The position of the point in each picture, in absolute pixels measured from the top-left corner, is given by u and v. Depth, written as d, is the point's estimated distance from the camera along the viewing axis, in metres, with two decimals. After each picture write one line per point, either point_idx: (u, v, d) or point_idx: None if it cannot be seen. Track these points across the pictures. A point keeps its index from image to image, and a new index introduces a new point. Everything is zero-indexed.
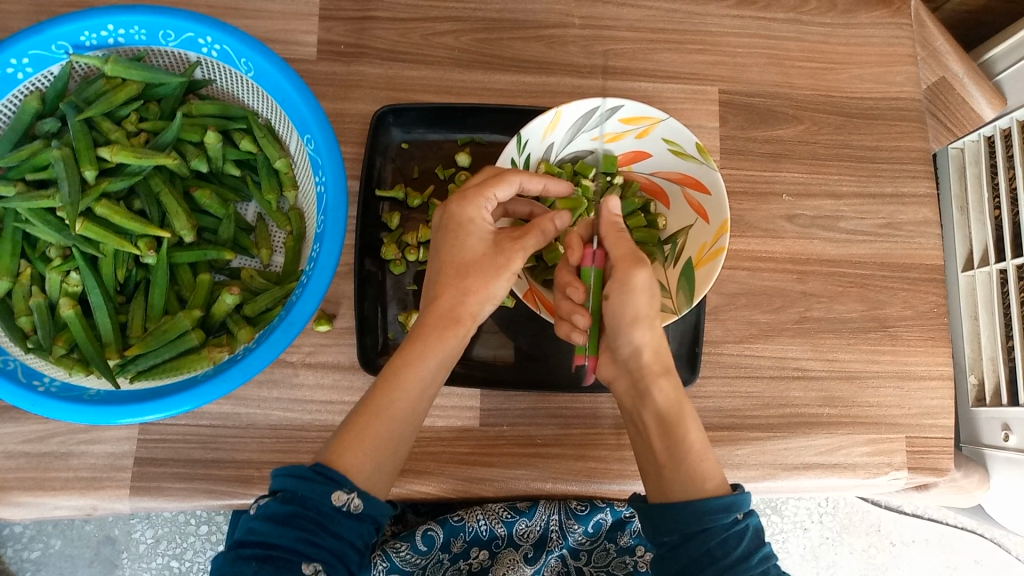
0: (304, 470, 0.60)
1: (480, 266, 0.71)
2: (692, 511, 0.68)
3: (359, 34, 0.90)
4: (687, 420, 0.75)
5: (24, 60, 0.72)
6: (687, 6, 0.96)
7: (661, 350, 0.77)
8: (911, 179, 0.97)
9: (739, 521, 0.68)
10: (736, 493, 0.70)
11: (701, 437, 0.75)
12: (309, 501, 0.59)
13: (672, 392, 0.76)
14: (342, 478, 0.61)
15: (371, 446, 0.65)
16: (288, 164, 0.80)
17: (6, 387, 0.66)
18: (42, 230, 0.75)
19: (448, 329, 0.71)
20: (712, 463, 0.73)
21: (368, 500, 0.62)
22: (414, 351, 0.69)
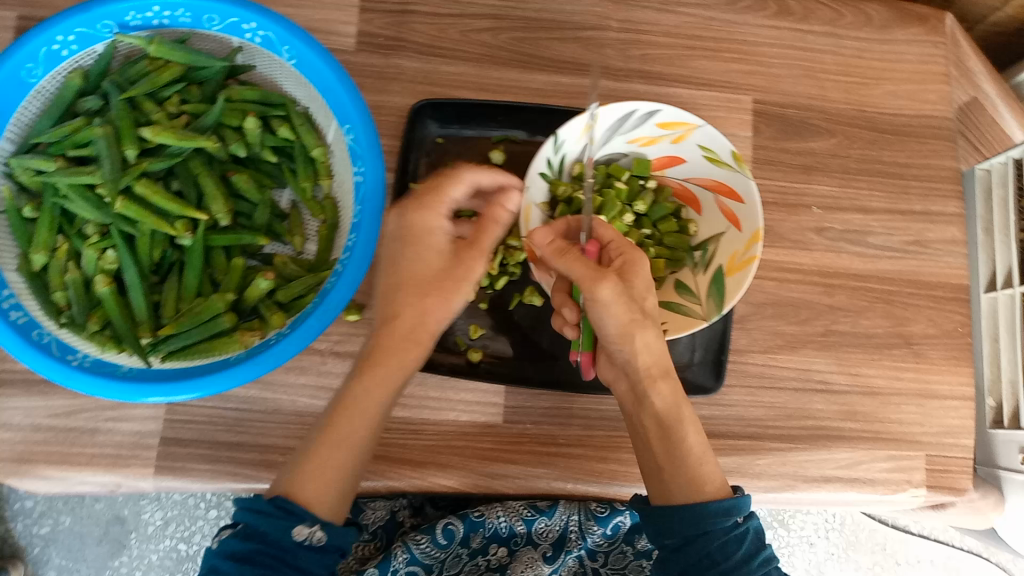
0: (264, 505, 0.66)
1: (435, 283, 0.72)
2: (694, 515, 0.69)
3: (398, 27, 0.90)
4: (686, 425, 0.73)
5: (70, 37, 0.72)
6: (724, 14, 0.96)
7: (656, 351, 0.72)
8: (941, 198, 0.97)
9: (737, 524, 0.70)
10: (735, 497, 0.71)
11: (700, 440, 0.73)
12: (270, 536, 0.65)
13: (671, 395, 0.73)
14: (301, 510, 0.66)
15: (332, 474, 0.69)
16: (325, 153, 0.79)
17: (40, 360, 0.67)
18: (81, 206, 0.76)
19: (406, 348, 0.72)
20: (711, 467, 0.72)
21: (330, 531, 0.67)
22: (372, 377, 0.71)
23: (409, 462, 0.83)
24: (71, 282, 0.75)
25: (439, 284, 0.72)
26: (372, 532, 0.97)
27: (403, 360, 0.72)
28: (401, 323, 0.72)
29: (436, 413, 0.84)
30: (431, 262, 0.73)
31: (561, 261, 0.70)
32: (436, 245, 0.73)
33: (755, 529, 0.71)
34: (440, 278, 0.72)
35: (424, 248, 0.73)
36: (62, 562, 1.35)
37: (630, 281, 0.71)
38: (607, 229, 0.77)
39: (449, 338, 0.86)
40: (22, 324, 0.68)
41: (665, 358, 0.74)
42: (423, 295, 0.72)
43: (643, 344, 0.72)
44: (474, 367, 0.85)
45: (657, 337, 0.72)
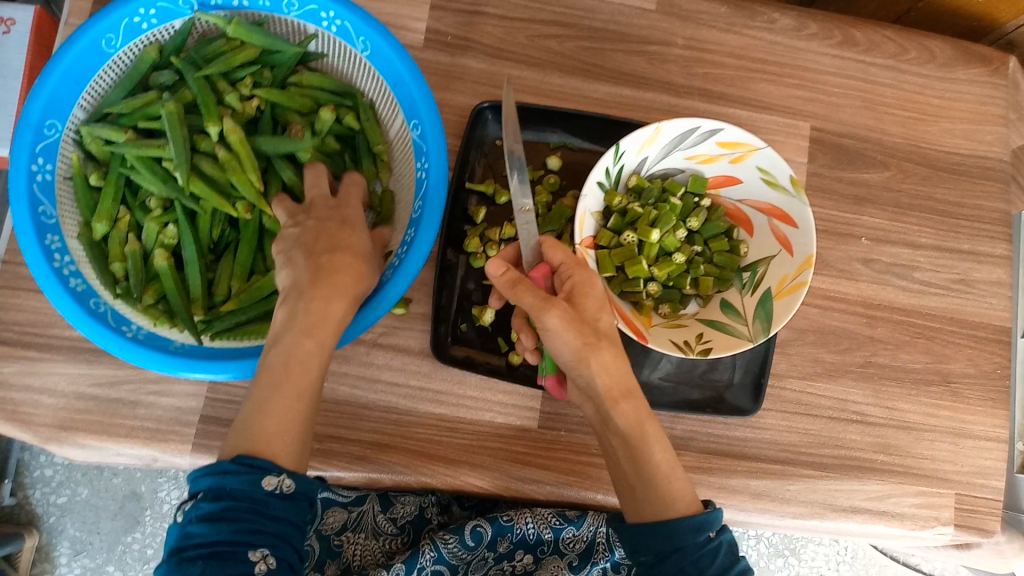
0: (228, 465, 0.58)
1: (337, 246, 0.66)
2: (664, 531, 0.66)
3: (466, 27, 0.90)
4: (652, 441, 0.70)
5: (151, 11, 0.73)
6: (789, 39, 0.96)
7: (615, 373, 0.71)
8: (989, 240, 0.97)
9: (710, 539, 0.67)
10: (708, 511, 0.68)
11: (669, 456, 0.70)
12: (239, 493, 0.57)
13: (633, 414, 0.70)
14: (267, 462, 0.58)
15: (285, 424, 0.61)
16: (387, 148, 0.81)
17: (97, 330, 0.67)
18: (147, 178, 0.78)
19: (337, 299, 0.64)
20: (683, 482, 0.70)
21: (298, 479, 0.60)
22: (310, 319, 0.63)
23: (443, 459, 0.83)
24: (131, 254, 0.77)
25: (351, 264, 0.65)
26: (398, 526, 0.99)
27: (337, 311, 0.64)
28: (342, 280, 0.65)
29: (472, 412, 0.84)
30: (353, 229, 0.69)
31: (510, 292, 0.70)
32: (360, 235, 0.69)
33: (728, 542, 0.68)
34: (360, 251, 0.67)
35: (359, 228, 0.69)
36: (74, 533, 1.35)
37: (579, 306, 0.71)
38: (555, 252, 0.73)
39: (491, 339, 0.86)
40: (80, 292, 0.68)
41: (626, 378, 0.72)
42: (344, 254, 0.66)
43: (599, 367, 0.70)
44: (513, 370, 0.85)
45: (616, 360, 0.71)
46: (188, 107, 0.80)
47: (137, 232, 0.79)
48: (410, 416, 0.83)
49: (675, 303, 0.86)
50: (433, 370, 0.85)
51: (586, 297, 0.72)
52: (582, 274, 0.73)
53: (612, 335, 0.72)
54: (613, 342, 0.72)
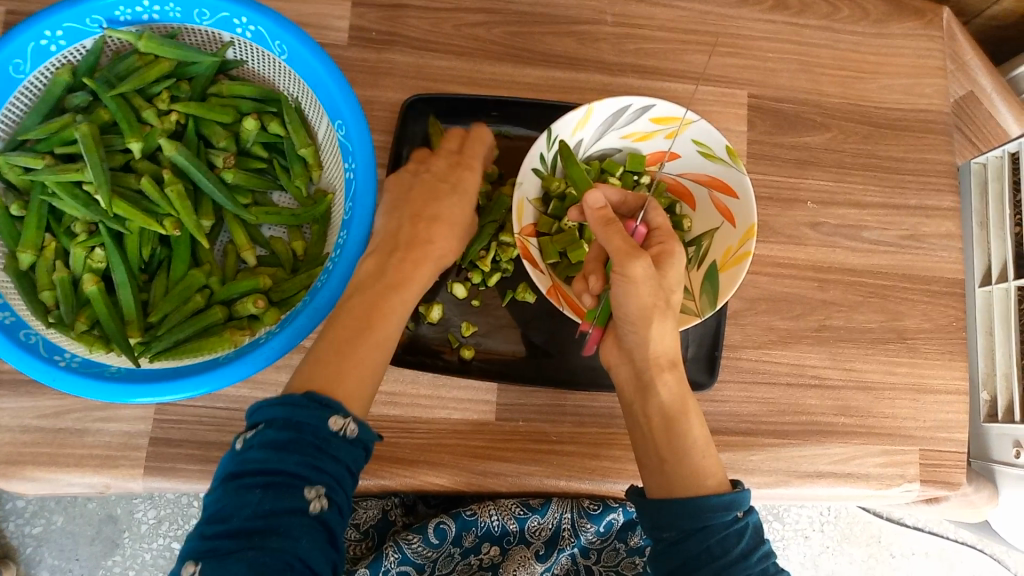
0: (299, 399, 0.59)
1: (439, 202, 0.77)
2: (693, 507, 0.66)
3: (390, 21, 0.89)
4: (692, 419, 0.72)
5: (58, 32, 0.71)
6: (720, 8, 0.95)
7: (668, 343, 0.73)
8: (936, 193, 0.97)
9: (738, 519, 0.66)
10: (739, 491, 0.67)
11: (703, 437, 0.72)
12: (304, 426, 0.58)
13: (676, 387, 0.73)
14: (336, 403, 0.60)
15: (355, 372, 0.65)
16: (313, 151, 0.80)
17: (28, 360, 0.66)
18: (69, 204, 0.76)
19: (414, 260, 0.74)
20: (715, 461, 0.70)
21: (361, 426, 0.61)
22: (393, 278, 0.72)
23: (401, 460, 0.82)
24: (59, 281, 0.75)
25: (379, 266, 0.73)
26: (362, 532, 0.99)
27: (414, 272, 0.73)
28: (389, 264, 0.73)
29: (428, 411, 0.84)
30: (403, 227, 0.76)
31: (602, 229, 0.72)
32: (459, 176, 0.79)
33: (755, 524, 0.67)
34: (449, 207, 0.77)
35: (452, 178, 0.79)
36: (54, 562, 1.34)
37: (663, 269, 0.72)
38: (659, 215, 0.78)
39: (441, 335, 0.84)
40: (8, 325, 0.67)
41: (674, 351, 0.74)
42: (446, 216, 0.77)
43: (659, 333, 0.72)
44: (465, 365, 0.84)
45: (673, 333, 0.73)
46: (105, 127, 0.79)
47: (64, 259, 0.78)
48: (365, 420, 0.82)
49: None
50: (385, 371, 0.84)
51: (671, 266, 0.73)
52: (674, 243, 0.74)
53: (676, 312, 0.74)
54: (676, 317, 0.74)
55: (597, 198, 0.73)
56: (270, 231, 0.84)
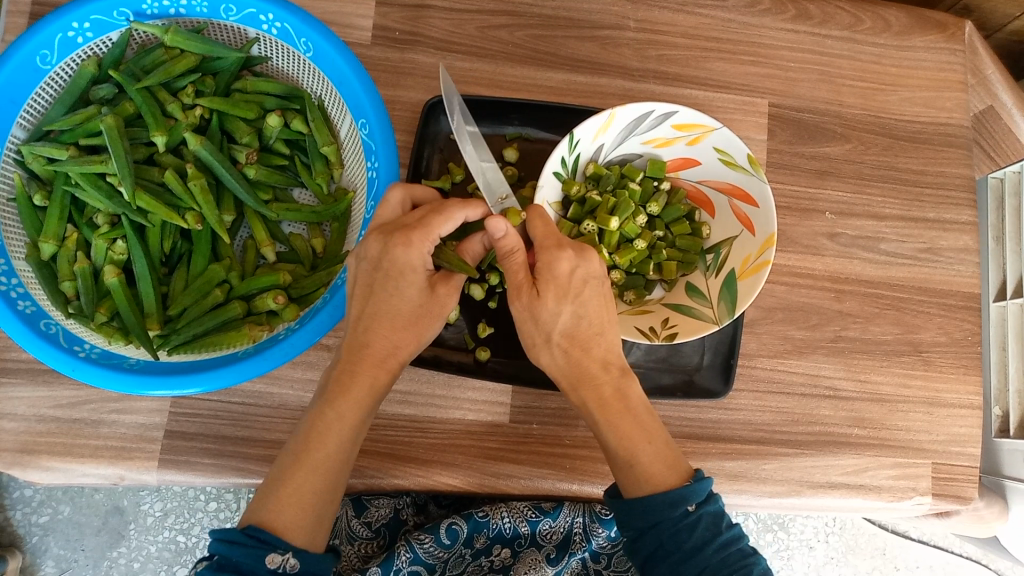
0: (235, 536, 0.60)
1: (413, 320, 0.69)
2: (639, 506, 0.66)
3: (414, 21, 0.89)
4: (605, 424, 0.69)
5: (85, 24, 0.71)
6: (742, 16, 0.95)
7: (568, 364, 0.70)
8: (954, 207, 0.96)
9: (690, 513, 0.64)
10: (688, 483, 0.65)
11: (630, 436, 0.68)
12: (243, 566, 0.60)
13: (606, 394, 0.70)
14: (274, 539, 0.61)
15: (309, 499, 0.65)
16: (336, 149, 0.80)
17: (48, 351, 0.66)
18: (93, 195, 0.77)
19: (371, 374, 0.69)
20: (652, 458, 0.67)
21: (303, 558, 0.61)
22: (350, 399, 0.68)
23: (414, 460, 0.82)
24: (80, 273, 0.76)
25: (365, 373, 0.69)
26: (374, 530, 0.98)
27: (375, 390, 0.69)
28: (373, 351, 0.69)
29: (442, 411, 0.84)
30: (405, 300, 0.68)
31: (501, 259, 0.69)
32: (418, 282, 0.68)
33: (713, 514, 0.65)
34: (418, 314, 0.69)
35: (404, 286, 0.67)
36: (60, 552, 1.35)
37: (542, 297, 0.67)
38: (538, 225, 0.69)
39: (458, 335, 0.84)
40: (29, 315, 0.67)
41: (584, 368, 0.70)
42: (415, 330, 0.70)
43: (549, 359, 0.71)
44: (481, 366, 0.84)
45: (571, 351, 0.70)
46: (130, 120, 0.79)
47: (85, 250, 0.78)
48: (380, 418, 0.82)
49: (639, 290, 0.86)
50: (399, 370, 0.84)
51: (546, 286, 0.67)
52: (544, 255, 0.67)
53: (575, 332, 0.69)
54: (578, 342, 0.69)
55: (500, 228, 0.65)
56: (289, 227, 0.85)
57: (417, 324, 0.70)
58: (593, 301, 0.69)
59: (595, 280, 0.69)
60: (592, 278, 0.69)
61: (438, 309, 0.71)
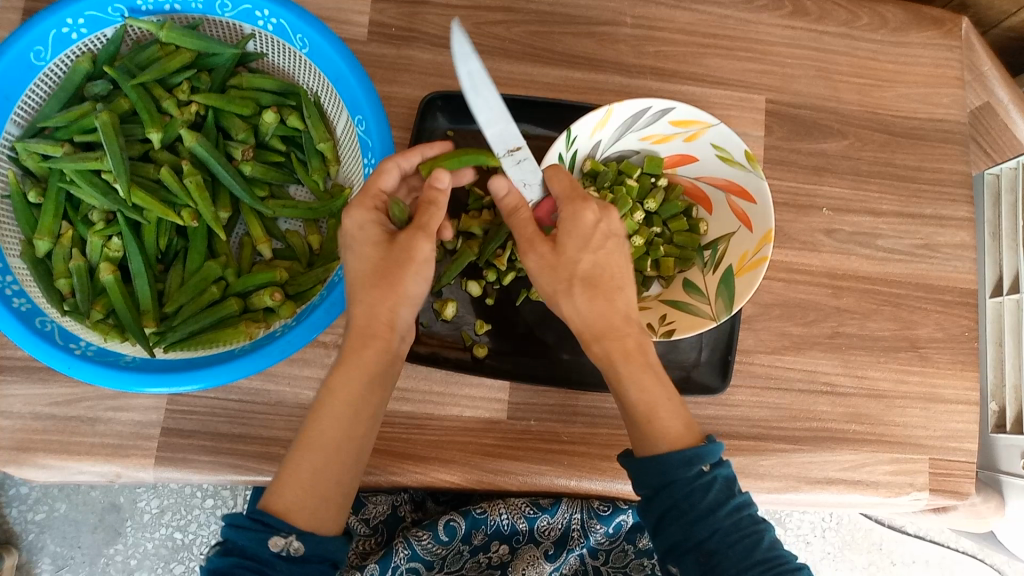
0: (242, 520, 0.61)
1: (381, 273, 0.65)
2: (656, 465, 0.65)
3: (411, 18, 0.89)
4: (626, 382, 0.67)
5: (80, 21, 0.71)
6: (739, 12, 0.95)
7: (591, 317, 0.67)
8: (951, 203, 0.97)
9: (703, 473, 0.64)
10: (702, 444, 0.65)
11: (651, 394, 0.67)
12: (249, 550, 0.61)
13: (624, 348, 0.67)
14: (278, 522, 0.61)
15: (308, 480, 0.64)
16: (332, 146, 0.80)
17: (43, 348, 0.65)
18: (88, 192, 0.76)
19: (364, 348, 0.66)
20: (671, 417, 0.66)
21: (308, 540, 0.61)
22: (345, 376, 0.66)
23: (412, 457, 0.82)
24: (75, 270, 0.76)
25: (356, 347, 0.66)
26: (371, 526, 0.98)
27: (372, 365, 0.66)
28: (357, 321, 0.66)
29: (439, 408, 0.84)
30: (363, 259, 0.65)
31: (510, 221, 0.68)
32: (375, 239, 0.66)
33: (726, 477, 0.65)
34: (385, 268, 0.65)
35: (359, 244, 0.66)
36: (56, 549, 1.34)
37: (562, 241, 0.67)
38: (557, 182, 0.69)
39: (455, 332, 0.84)
40: (25, 312, 0.67)
41: (606, 321, 0.67)
42: (390, 285, 0.65)
43: (570, 309, 0.68)
44: (479, 363, 0.83)
45: (595, 300, 0.67)
46: (125, 116, 0.79)
47: (80, 247, 0.78)
48: None
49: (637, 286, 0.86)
50: None
51: (568, 234, 0.67)
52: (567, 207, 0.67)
53: (598, 278, 0.67)
54: (600, 290, 0.67)
55: (501, 184, 0.67)
56: (286, 224, 0.84)
57: (388, 280, 0.65)
58: (614, 252, 0.68)
59: (616, 237, 0.69)
60: (613, 235, 0.69)
61: (410, 256, 0.65)
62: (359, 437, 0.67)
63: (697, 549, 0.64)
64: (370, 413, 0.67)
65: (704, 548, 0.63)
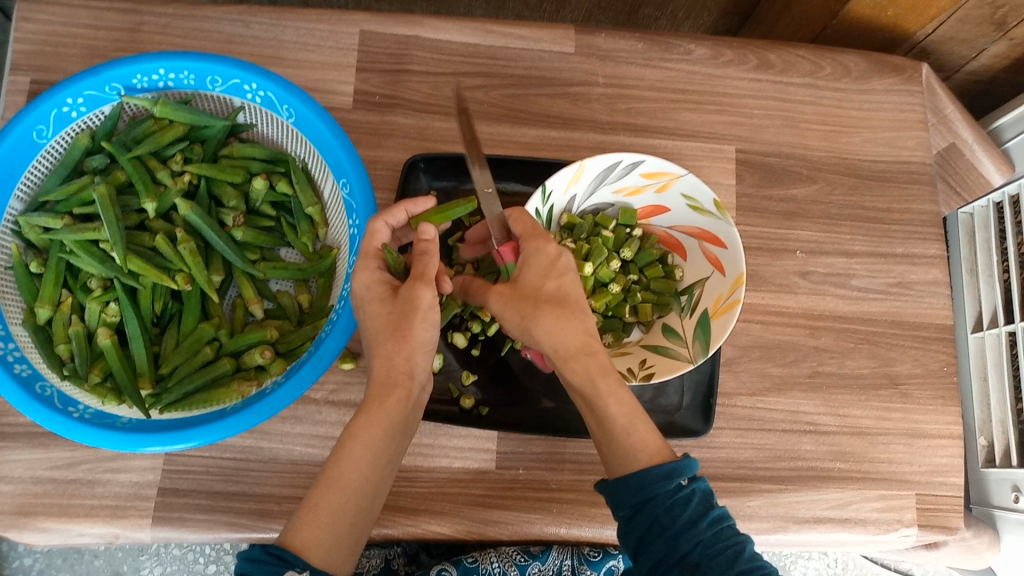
0: (257, 554, 0.60)
1: (392, 326, 0.68)
2: (635, 481, 0.66)
3: (393, 85, 0.94)
4: (604, 398, 0.69)
5: (79, 100, 0.75)
6: (707, 68, 1.00)
7: (564, 333, 0.69)
8: (922, 241, 1.00)
9: (682, 487, 0.65)
10: (676, 459, 0.66)
11: (626, 408, 0.69)
12: None
13: (588, 365, 0.69)
14: (294, 558, 0.60)
15: (325, 521, 0.64)
16: (320, 209, 0.84)
17: (43, 413, 0.68)
18: (86, 261, 0.80)
19: (388, 396, 0.68)
20: (647, 434, 0.68)
21: None
22: (366, 423, 0.67)
23: (403, 509, 0.84)
24: (75, 335, 0.78)
25: (375, 394, 0.69)
26: None
27: (393, 414, 0.68)
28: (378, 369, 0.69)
29: (429, 460, 0.85)
30: (382, 313, 0.69)
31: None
32: (383, 294, 0.69)
33: (704, 491, 0.66)
34: (394, 319, 0.68)
35: (366, 303, 0.70)
36: None
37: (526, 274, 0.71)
38: (519, 223, 0.73)
39: (443, 384, 0.87)
40: (25, 377, 0.69)
41: (579, 337, 0.70)
42: (404, 339, 0.68)
43: (547, 331, 0.69)
44: (466, 414, 0.86)
45: (568, 318, 0.70)
46: (121, 188, 0.83)
47: (79, 314, 0.81)
48: None
49: (618, 332, 0.89)
50: None
51: (527, 267, 0.72)
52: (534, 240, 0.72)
53: (565, 297, 0.71)
54: (570, 308, 0.70)
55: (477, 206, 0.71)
56: (276, 284, 0.88)
57: (397, 331, 0.68)
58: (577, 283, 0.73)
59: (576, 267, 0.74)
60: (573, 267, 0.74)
61: (415, 305, 0.69)
62: (373, 483, 0.68)
63: (680, 565, 0.63)
64: (386, 460, 0.69)
65: (687, 560, 0.63)
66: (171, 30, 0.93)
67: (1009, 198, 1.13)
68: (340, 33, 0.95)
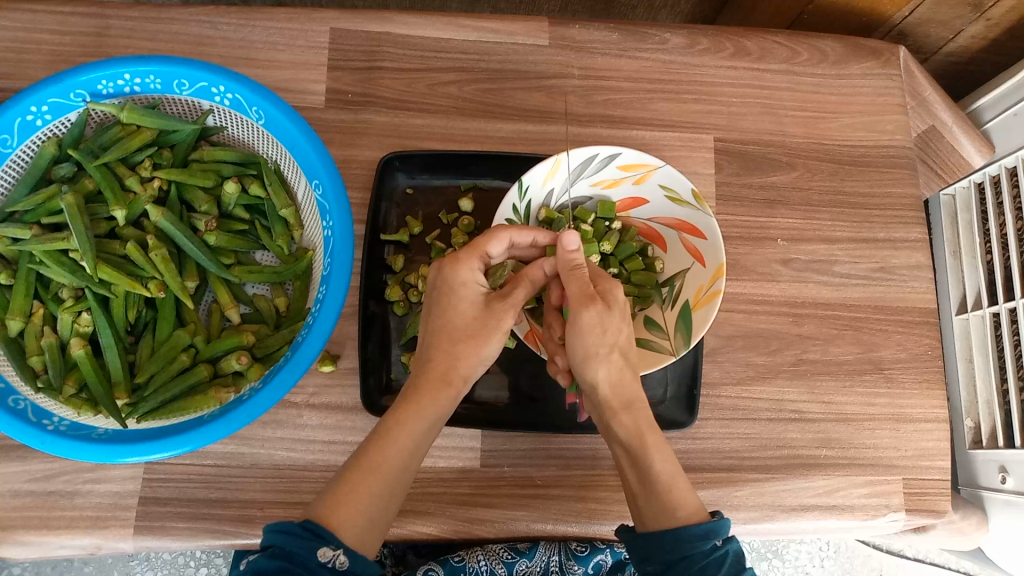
0: (292, 527, 0.59)
1: (470, 333, 0.72)
2: (671, 539, 0.67)
3: (366, 83, 0.93)
4: (650, 454, 0.72)
5: (43, 107, 0.74)
6: (683, 57, 0.99)
7: (621, 384, 0.73)
8: (903, 225, 0.99)
9: (717, 547, 0.67)
10: (711, 520, 0.68)
11: (669, 465, 0.72)
12: (296, 556, 0.57)
13: (638, 423, 0.73)
14: (329, 535, 0.59)
15: (365, 503, 0.63)
16: (294, 211, 0.83)
17: (16, 426, 0.67)
18: (57, 271, 0.79)
19: (437, 391, 0.70)
20: (687, 494, 0.70)
21: (353, 556, 0.59)
22: (412, 411, 0.68)
23: None
24: (47, 346, 0.77)
25: (426, 385, 0.70)
26: None
27: (437, 408, 0.70)
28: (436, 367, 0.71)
29: None
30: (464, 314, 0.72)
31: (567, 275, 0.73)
32: (474, 298, 0.73)
33: (736, 553, 0.68)
34: (474, 328, 0.72)
35: (458, 301, 0.72)
36: None
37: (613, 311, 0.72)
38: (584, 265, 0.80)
39: None
40: None
41: (632, 391, 0.73)
42: (474, 345, 0.72)
43: (604, 375, 0.72)
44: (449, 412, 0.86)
45: (625, 370, 0.73)
46: (90, 197, 0.82)
47: (52, 325, 0.80)
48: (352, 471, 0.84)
49: None
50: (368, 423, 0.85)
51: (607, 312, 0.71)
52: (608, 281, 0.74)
53: (627, 348, 0.73)
54: (630, 357, 0.74)
55: (573, 238, 0.72)
56: (252, 288, 0.87)
57: (474, 336, 0.72)
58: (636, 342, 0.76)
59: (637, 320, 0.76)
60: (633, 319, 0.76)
61: (498, 327, 0.72)
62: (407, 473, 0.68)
63: None
64: (420, 453, 0.69)
65: None
66: (137, 33, 0.91)
67: (990, 179, 1.10)
68: (310, 32, 0.93)
